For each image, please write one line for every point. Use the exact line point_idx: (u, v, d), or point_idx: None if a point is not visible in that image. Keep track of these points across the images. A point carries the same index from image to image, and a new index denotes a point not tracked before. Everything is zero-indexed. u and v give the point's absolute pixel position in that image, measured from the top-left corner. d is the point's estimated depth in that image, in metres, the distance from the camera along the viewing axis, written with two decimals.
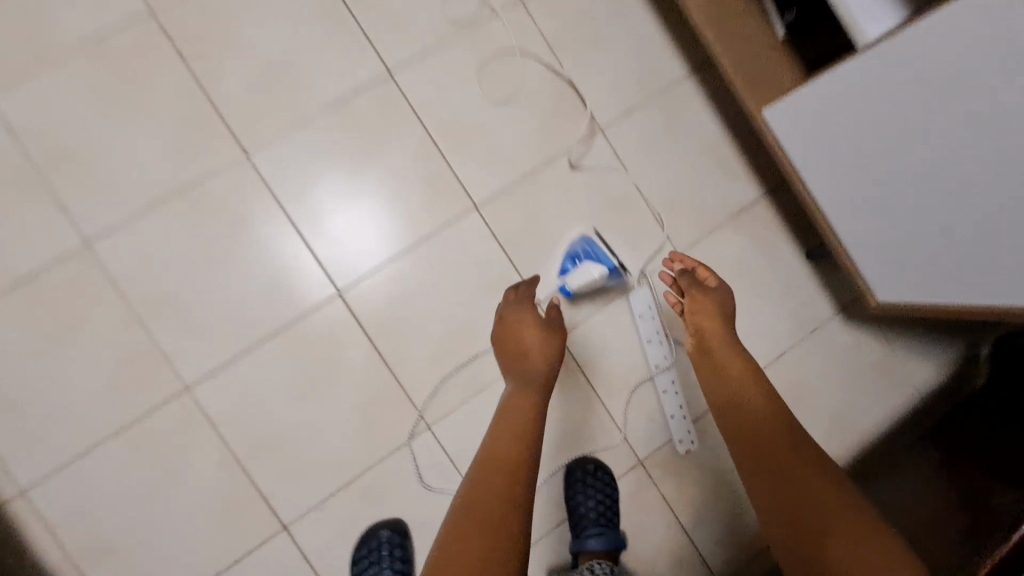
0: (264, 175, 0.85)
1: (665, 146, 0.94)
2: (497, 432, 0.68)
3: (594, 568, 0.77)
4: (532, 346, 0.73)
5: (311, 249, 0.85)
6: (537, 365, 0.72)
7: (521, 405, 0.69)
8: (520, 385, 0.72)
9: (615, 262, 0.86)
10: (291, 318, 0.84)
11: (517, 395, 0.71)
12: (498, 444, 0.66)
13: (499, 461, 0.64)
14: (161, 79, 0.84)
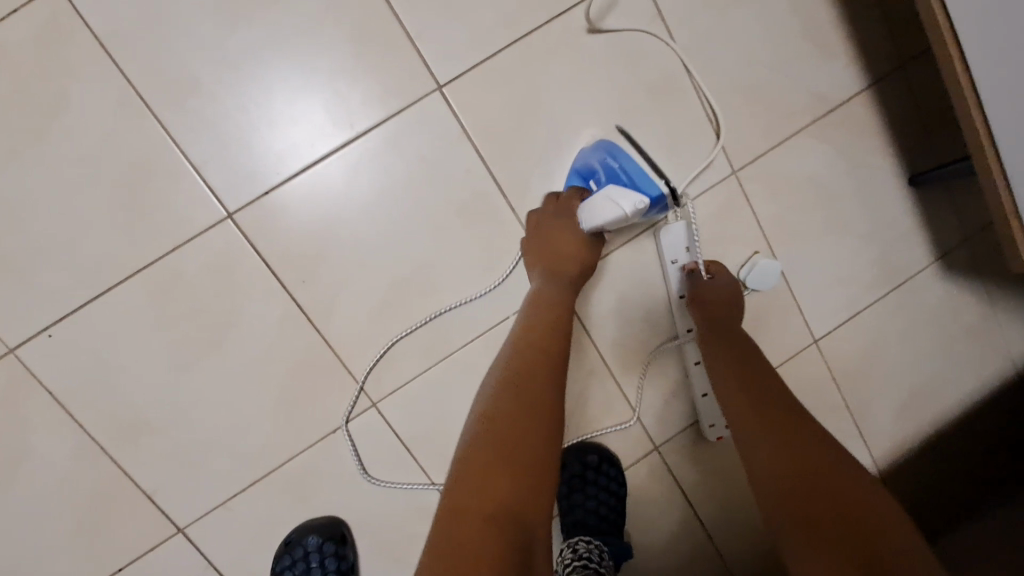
0: (99, 24, 0.54)
1: (730, 1, 0.62)
2: (519, 359, 0.50)
3: (578, 547, 0.60)
4: (577, 255, 0.56)
5: (181, 142, 0.56)
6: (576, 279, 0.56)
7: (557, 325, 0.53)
8: (553, 296, 0.55)
9: (659, 188, 0.52)
10: (157, 249, 0.56)
11: (555, 302, 0.54)
12: (521, 371, 0.49)
13: (524, 393, 0.48)
14: None
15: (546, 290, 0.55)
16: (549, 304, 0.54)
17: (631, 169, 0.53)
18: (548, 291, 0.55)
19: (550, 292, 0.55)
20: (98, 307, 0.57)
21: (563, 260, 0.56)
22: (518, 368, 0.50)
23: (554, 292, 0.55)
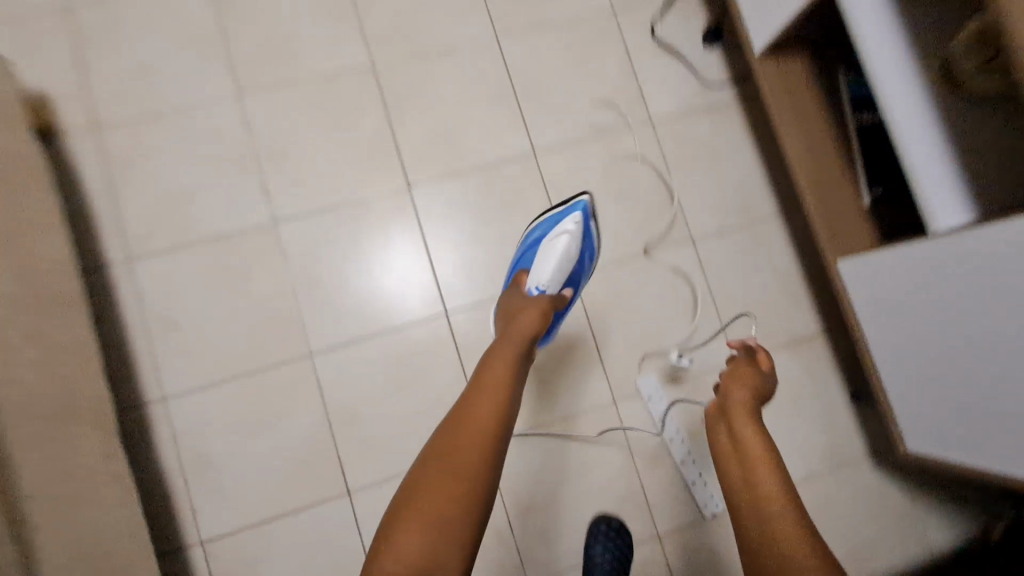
0: (416, 205, 1.06)
1: (744, 267, 1.09)
2: (458, 424, 0.67)
3: None
4: (505, 357, 0.73)
5: (434, 270, 1.04)
6: (501, 374, 0.71)
7: (494, 402, 0.69)
8: (494, 383, 0.70)
9: (566, 219, 0.94)
10: (404, 321, 1.02)
11: (493, 387, 0.70)
12: (460, 443, 0.66)
13: (450, 464, 0.64)
14: (367, 112, 1.07)
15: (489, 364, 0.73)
16: (490, 384, 0.70)
17: (545, 229, 0.96)
18: (485, 389, 0.70)
19: (486, 390, 0.70)
20: (361, 343, 1.01)
21: (497, 362, 0.72)
22: (458, 437, 0.66)
23: (491, 379, 0.71)
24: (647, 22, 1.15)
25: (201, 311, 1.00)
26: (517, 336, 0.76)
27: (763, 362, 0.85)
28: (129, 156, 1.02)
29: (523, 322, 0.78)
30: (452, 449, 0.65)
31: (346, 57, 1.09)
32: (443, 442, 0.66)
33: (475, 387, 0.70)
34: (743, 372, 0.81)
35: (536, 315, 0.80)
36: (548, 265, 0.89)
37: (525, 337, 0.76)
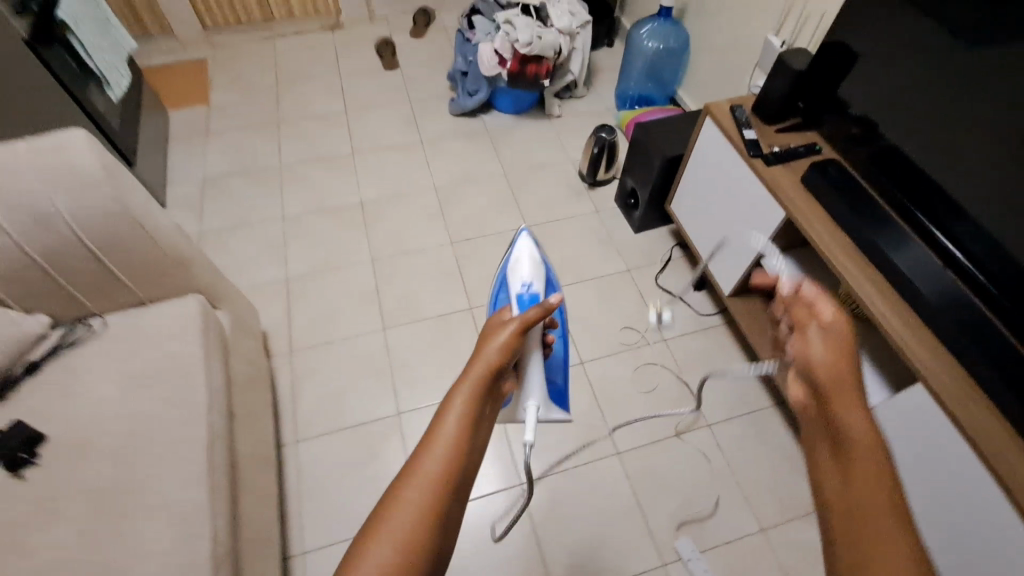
0: None
1: (754, 448, 1.40)
2: (412, 477, 0.53)
3: None
4: (463, 394, 0.59)
5: (513, 450, 1.40)
6: (461, 418, 0.57)
7: (453, 447, 0.55)
8: (460, 435, 0.56)
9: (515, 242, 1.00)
10: (490, 490, 1.34)
11: (447, 432, 0.56)
12: (407, 501, 0.52)
13: (391, 532, 0.50)
14: (467, 337, 1.58)
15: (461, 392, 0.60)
16: (455, 428, 0.56)
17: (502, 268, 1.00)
18: (434, 434, 0.56)
19: (441, 438, 0.55)
20: None
21: (452, 409, 0.58)
22: (405, 494, 0.52)
23: (445, 428, 0.56)
24: (653, 276, 1.71)
25: (341, 482, 1.34)
26: (480, 370, 0.62)
27: (822, 309, 0.75)
28: (309, 369, 1.52)
29: (490, 356, 0.64)
30: (385, 509, 0.51)
31: (454, 304, 1.66)
32: (387, 506, 0.52)
33: (436, 425, 0.57)
34: (812, 334, 0.74)
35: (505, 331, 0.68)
36: (524, 272, 0.92)
37: (486, 373, 0.62)
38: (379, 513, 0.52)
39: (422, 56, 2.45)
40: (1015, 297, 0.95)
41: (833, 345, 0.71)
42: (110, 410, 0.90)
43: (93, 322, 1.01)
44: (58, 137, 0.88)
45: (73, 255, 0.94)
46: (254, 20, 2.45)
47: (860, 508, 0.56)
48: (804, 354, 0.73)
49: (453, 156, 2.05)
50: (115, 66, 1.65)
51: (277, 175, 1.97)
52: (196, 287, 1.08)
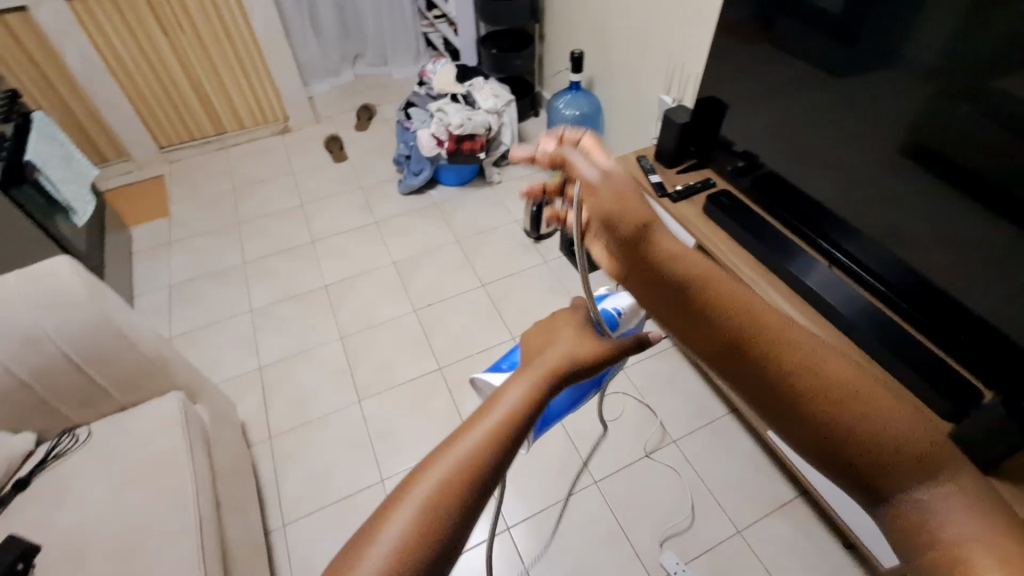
0: None
1: (719, 454, 1.50)
2: (429, 468, 0.47)
3: None
4: (512, 392, 0.52)
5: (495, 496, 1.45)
6: (500, 408, 0.50)
7: (484, 447, 0.48)
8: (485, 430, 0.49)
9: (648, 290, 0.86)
10: (478, 539, 1.38)
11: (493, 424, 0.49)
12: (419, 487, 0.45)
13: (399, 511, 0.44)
14: (440, 397, 1.67)
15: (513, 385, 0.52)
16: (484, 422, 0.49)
17: None
18: (460, 434, 0.49)
19: (465, 438, 0.48)
20: None
21: (489, 411, 0.50)
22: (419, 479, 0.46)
23: (484, 428, 0.49)
24: None
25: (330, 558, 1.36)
26: (542, 369, 0.53)
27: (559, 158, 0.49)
28: (290, 453, 1.56)
29: (562, 350, 0.56)
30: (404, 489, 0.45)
31: (425, 366, 1.75)
32: (390, 507, 0.45)
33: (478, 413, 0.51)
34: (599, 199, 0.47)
35: (597, 345, 0.56)
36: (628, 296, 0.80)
37: (552, 369, 0.53)
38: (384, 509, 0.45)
39: (368, 147, 2.67)
40: (915, 301, 1.12)
41: (623, 197, 0.47)
42: (104, 512, 0.95)
43: (75, 433, 1.06)
44: (45, 265, 0.99)
45: (61, 370, 1.02)
46: (207, 135, 2.61)
47: (771, 347, 0.47)
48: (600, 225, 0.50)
49: (407, 232, 2.21)
50: (80, 195, 1.75)
51: (242, 273, 2.08)
52: (173, 384, 1.15)
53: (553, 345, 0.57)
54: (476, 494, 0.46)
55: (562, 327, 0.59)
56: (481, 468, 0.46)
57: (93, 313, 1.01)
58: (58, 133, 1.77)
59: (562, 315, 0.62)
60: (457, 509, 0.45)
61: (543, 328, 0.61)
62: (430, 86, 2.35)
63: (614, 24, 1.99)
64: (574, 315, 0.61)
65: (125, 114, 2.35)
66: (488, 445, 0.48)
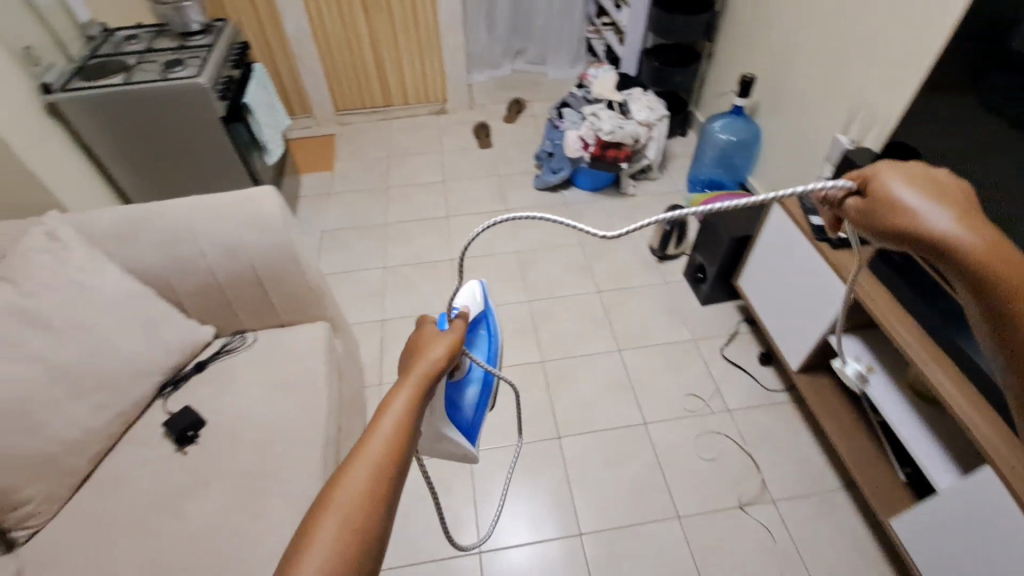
0: (565, 449, 1.55)
1: (822, 529, 1.37)
2: (335, 493, 0.54)
3: None
4: (393, 412, 0.62)
5: (575, 499, 1.46)
6: (388, 424, 0.61)
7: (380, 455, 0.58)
8: (378, 443, 0.59)
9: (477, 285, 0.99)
10: (551, 535, 1.40)
11: (385, 439, 0.59)
12: (340, 499, 0.54)
13: (323, 525, 0.52)
14: (536, 389, 1.70)
15: (394, 403, 0.63)
16: (376, 441, 0.59)
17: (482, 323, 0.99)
18: (362, 456, 0.58)
19: (365, 458, 0.57)
20: (511, 549, 1.37)
21: (379, 428, 0.60)
22: (338, 493, 0.54)
23: (378, 439, 0.59)
24: (720, 349, 1.78)
25: (413, 507, 1.46)
26: (420, 377, 0.66)
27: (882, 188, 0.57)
28: None
29: (427, 365, 0.68)
30: (324, 506, 0.53)
31: (528, 356, 1.80)
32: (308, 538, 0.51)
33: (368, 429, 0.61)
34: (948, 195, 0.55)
35: (453, 348, 0.72)
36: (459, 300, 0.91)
37: (422, 382, 0.66)
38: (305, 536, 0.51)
39: (512, 139, 2.79)
40: None
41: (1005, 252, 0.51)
42: (254, 408, 1.10)
43: (245, 336, 1.25)
44: (254, 192, 1.17)
45: (245, 283, 1.19)
46: (377, 105, 2.88)
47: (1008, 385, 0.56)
48: (921, 230, 0.53)
49: (533, 226, 2.28)
50: (274, 138, 2.04)
51: (382, 233, 2.27)
52: (322, 316, 1.30)
53: (422, 362, 0.68)
54: (386, 491, 0.56)
55: (421, 346, 0.72)
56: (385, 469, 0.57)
57: (280, 240, 1.17)
58: (269, 85, 2.06)
59: (421, 331, 0.76)
60: (380, 507, 0.55)
61: (404, 353, 0.73)
62: (588, 89, 2.37)
63: (796, 52, 1.88)
64: (426, 335, 0.74)
65: (316, 77, 2.67)
66: (386, 454, 0.58)
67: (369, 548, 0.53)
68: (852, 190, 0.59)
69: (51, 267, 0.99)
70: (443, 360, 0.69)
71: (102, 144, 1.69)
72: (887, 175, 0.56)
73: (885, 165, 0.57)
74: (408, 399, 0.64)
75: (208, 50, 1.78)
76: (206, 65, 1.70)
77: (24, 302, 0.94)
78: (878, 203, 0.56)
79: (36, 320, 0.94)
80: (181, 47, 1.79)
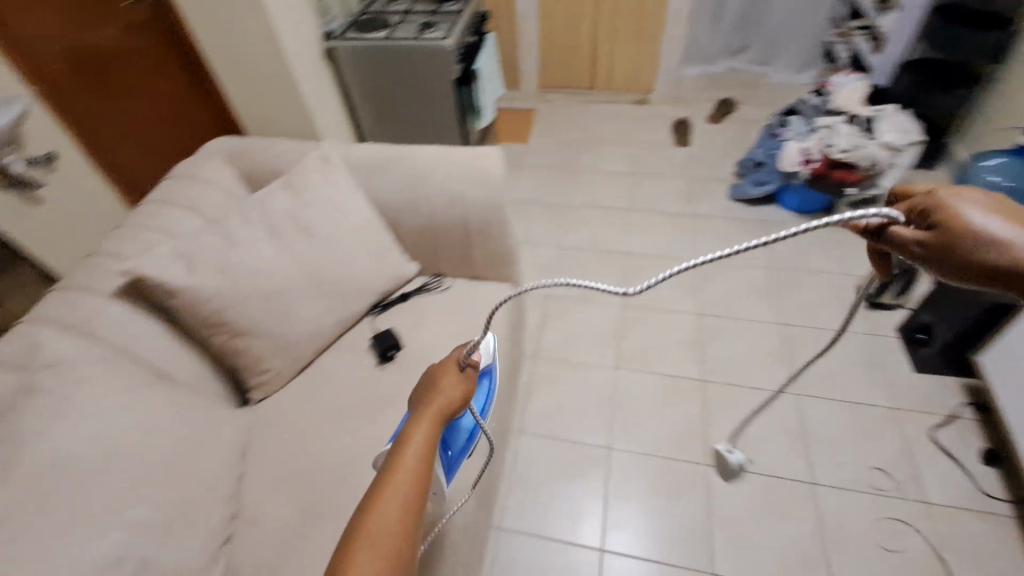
0: (712, 480, 1.44)
1: None
2: (370, 511, 0.62)
3: None
4: (416, 441, 0.71)
5: (714, 537, 1.34)
6: (413, 451, 0.70)
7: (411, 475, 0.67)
8: (406, 465, 0.68)
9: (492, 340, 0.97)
10: (680, 563, 1.31)
11: (416, 458, 0.69)
12: (386, 501, 0.63)
13: (373, 524, 0.61)
14: (693, 408, 1.59)
15: (422, 427, 0.74)
16: (404, 464, 0.68)
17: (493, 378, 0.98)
18: (398, 477, 0.66)
19: (397, 480, 0.65)
20: (631, 560, 1.32)
21: (410, 447, 0.70)
22: (384, 496, 0.63)
23: (407, 456, 0.69)
24: (929, 428, 1.48)
25: (545, 483, 1.48)
26: (438, 408, 0.76)
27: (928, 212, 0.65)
28: (543, 379, 1.71)
29: (443, 398, 0.78)
30: (373, 509, 0.62)
31: (688, 371, 1.69)
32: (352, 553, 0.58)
33: (399, 449, 0.70)
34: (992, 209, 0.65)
35: (459, 392, 0.80)
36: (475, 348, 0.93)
37: (441, 411, 0.76)
38: (348, 547, 0.59)
39: (713, 141, 2.60)
40: None
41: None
42: (441, 345, 1.17)
43: (440, 281, 1.34)
44: (483, 151, 1.25)
45: (455, 233, 1.27)
46: (581, 87, 2.92)
47: None
48: (995, 254, 0.60)
49: (719, 237, 2.12)
50: (489, 106, 2.16)
51: (562, 213, 2.30)
52: (509, 279, 1.35)
53: (437, 396, 0.78)
54: (420, 498, 0.66)
55: (435, 380, 0.81)
56: (415, 487, 0.66)
57: (495, 199, 1.23)
58: (496, 54, 2.19)
59: (433, 365, 0.85)
60: (418, 509, 0.64)
61: (416, 387, 0.82)
62: (827, 99, 2.11)
63: None
64: (438, 368, 0.83)
65: (533, 52, 2.77)
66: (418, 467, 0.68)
67: (414, 541, 0.62)
68: (894, 220, 0.66)
69: (318, 183, 1.15)
70: (456, 395, 0.80)
71: (358, 88, 1.97)
72: (952, 203, 0.64)
73: (947, 194, 0.64)
74: (430, 427, 0.74)
75: (456, 15, 1.92)
76: (453, 28, 1.83)
77: (297, 208, 1.11)
78: (944, 233, 0.62)
79: (302, 224, 1.10)
80: (435, 11, 1.97)
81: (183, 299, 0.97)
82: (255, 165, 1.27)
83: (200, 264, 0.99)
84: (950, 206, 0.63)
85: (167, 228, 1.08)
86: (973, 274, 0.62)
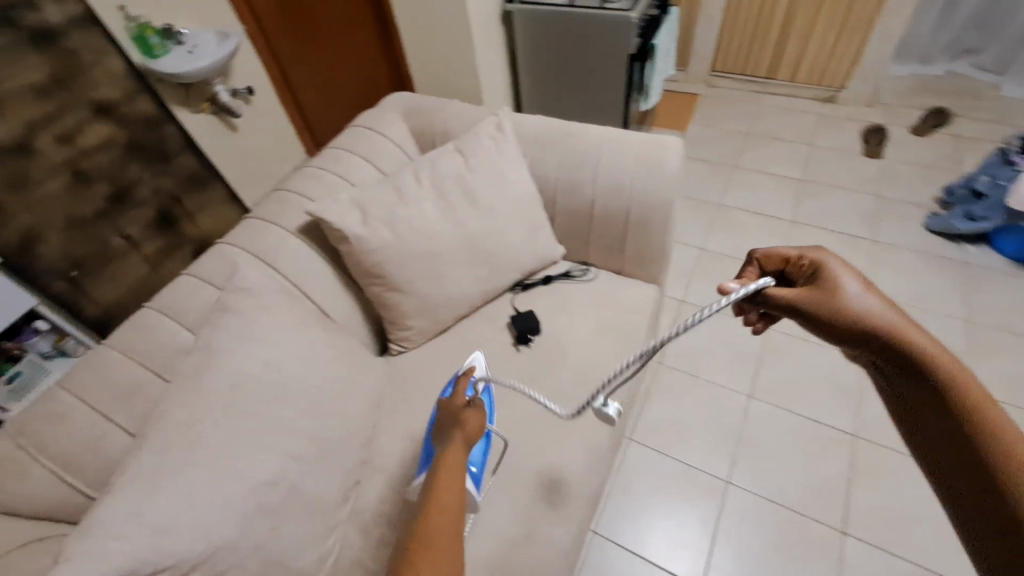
0: (847, 551, 1.26)
1: None
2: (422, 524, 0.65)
3: None
4: (449, 461, 0.74)
5: None
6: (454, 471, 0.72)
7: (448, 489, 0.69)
8: (443, 483, 0.70)
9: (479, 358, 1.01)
10: None
11: (453, 481, 0.70)
12: (433, 527, 0.64)
13: (425, 548, 0.62)
14: (835, 464, 1.39)
15: (454, 452, 0.76)
16: (442, 479, 0.70)
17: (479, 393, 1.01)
18: (444, 491, 0.68)
19: (444, 494, 0.68)
20: None
21: (445, 471, 0.72)
22: (430, 522, 0.64)
23: (442, 480, 0.70)
24: None
25: (650, 499, 1.38)
26: (462, 437, 0.79)
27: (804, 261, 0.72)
28: (666, 389, 1.59)
29: (465, 428, 0.80)
30: (423, 535, 0.63)
31: (837, 420, 1.48)
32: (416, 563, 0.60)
33: (437, 474, 0.72)
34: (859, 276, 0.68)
35: (478, 418, 0.83)
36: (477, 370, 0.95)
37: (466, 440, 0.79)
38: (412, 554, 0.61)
39: (913, 158, 2.20)
40: None
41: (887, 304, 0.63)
42: (580, 338, 1.12)
43: (587, 269, 1.27)
44: (664, 139, 1.13)
45: (613, 223, 1.19)
46: (757, 74, 2.58)
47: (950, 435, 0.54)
48: (854, 303, 0.64)
49: (901, 274, 1.82)
50: (656, 87, 2.01)
51: (712, 212, 2.11)
52: (658, 282, 1.25)
53: (461, 426, 0.80)
54: (459, 516, 0.66)
55: (452, 413, 0.83)
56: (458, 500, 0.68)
57: (666, 196, 1.12)
58: (675, 31, 2.00)
59: (448, 403, 0.87)
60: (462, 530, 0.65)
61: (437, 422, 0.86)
62: None
63: None
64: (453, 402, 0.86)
65: (711, 30, 2.49)
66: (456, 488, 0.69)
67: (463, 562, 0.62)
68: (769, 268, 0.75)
69: (489, 150, 1.12)
70: (473, 422, 0.82)
71: (526, 55, 1.92)
72: (816, 256, 0.71)
73: (814, 251, 0.72)
74: (457, 454, 0.76)
75: None
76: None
77: (464, 173, 1.10)
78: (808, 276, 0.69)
79: (467, 190, 1.09)
80: None
81: (354, 247, 1.01)
82: (427, 123, 1.29)
83: (371, 216, 1.02)
84: (819, 262, 0.70)
85: (345, 175, 1.14)
86: (825, 317, 0.65)
